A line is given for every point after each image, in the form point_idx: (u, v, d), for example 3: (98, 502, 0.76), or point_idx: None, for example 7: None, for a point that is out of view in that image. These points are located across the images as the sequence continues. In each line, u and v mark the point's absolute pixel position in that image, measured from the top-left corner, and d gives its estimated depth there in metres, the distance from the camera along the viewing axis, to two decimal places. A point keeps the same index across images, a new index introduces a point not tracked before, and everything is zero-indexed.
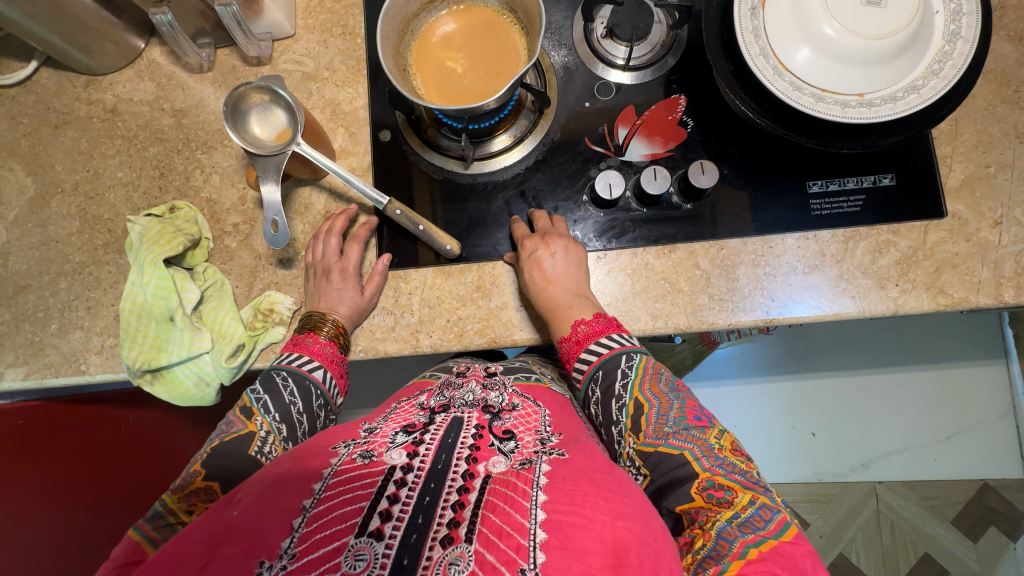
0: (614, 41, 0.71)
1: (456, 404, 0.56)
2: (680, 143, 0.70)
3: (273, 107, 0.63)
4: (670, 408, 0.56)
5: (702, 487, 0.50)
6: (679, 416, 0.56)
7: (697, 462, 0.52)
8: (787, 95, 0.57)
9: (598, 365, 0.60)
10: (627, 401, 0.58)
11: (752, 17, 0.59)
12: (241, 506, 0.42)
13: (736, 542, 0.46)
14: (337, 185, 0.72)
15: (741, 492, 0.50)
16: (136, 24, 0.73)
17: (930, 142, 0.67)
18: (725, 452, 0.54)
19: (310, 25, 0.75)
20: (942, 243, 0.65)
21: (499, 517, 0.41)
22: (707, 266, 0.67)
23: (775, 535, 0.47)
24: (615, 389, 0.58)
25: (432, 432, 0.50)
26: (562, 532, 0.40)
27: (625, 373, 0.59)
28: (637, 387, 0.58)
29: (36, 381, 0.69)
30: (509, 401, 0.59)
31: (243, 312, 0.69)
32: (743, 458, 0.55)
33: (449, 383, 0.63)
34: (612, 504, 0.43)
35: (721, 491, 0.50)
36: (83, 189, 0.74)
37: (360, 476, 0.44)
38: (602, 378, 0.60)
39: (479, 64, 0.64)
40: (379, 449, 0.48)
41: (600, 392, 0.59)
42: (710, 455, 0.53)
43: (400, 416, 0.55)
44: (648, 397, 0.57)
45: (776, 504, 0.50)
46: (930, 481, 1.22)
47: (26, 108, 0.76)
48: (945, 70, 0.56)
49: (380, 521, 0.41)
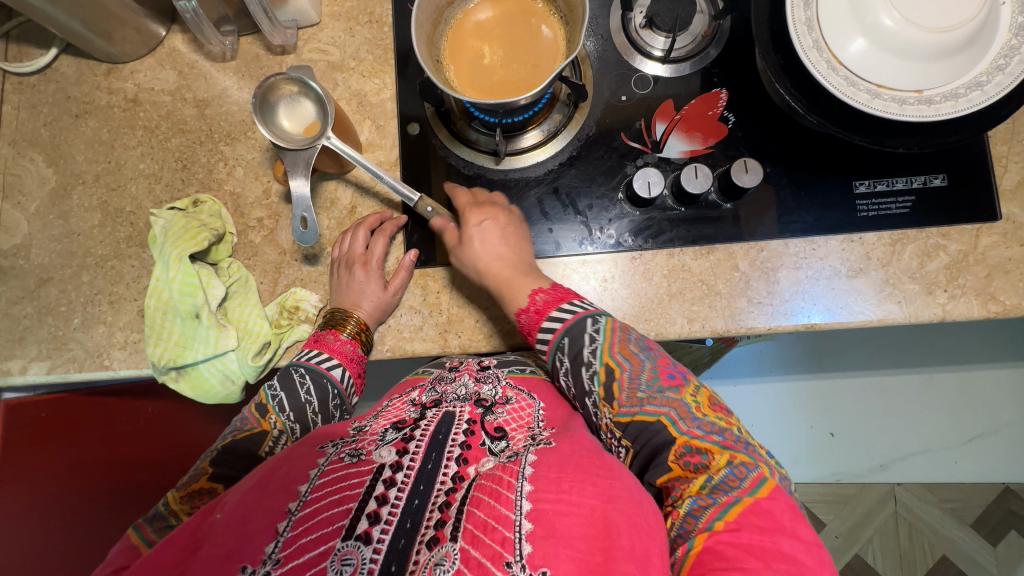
0: (653, 32, 0.68)
1: (447, 399, 0.55)
2: (720, 139, 0.67)
3: (302, 99, 0.62)
4: (642, 369, 0.52)
5: (679, 454, 0.48)
6: (652, 378, 0.52)
7: (675, 426, 0.49)
8: (841, 90, 0.54)
9: (563, 332, 0.55)
10: (597, 367, 0.53)
11: (805, 7, 0.56)
12: (224, 509, 0.41)
13: (704, 514, 0.44)
14: (364, 179, 0.70)
15: (718, 454, 0.47)
16: (157, 10, 0.71)
17: (985, 141, 0.64)
18: (704, 411, 0.50)
19: (335, 12, 0.72)
20: (994, 247, 0.62)
21: (484, 512, 0.39)
22: (746, 267, 0.65)
23: (750, 493, 0.44)
24: (584, 356, 0.54)
25: (423, 427, 0.48)
26: (547, 522, 0.38)
27: (592, 337, 0.54)
28: (606, 352, 0.53)
29: (59, 376, 0.69)
30: (502, 394, 0.57)
31: (268, 309, 0.68)
32: (724, 414, 0.52)
33: (441, 378, 0.60)
34: (601, 489, 0.41)
35: (696, 456, 0.47)
36: (105, 180, 0.73)
37: (348, 475, 0.43)
38: (570, 346, 0.55)
39: (514, 56, 0.61)
40: (369, 447, 0.46)
41: (569, 361, 0.55)
42: (689, 416, 0.49)
43: (390, 413, 0.53)
44: (619, 360, 0.53)
45: (755, 462, 0.47)
46: (952, 483, 1.20)
47: (45, 96, 0.74)
48: (1012, 66, 0.53)
49: (369, 523, 0.39)
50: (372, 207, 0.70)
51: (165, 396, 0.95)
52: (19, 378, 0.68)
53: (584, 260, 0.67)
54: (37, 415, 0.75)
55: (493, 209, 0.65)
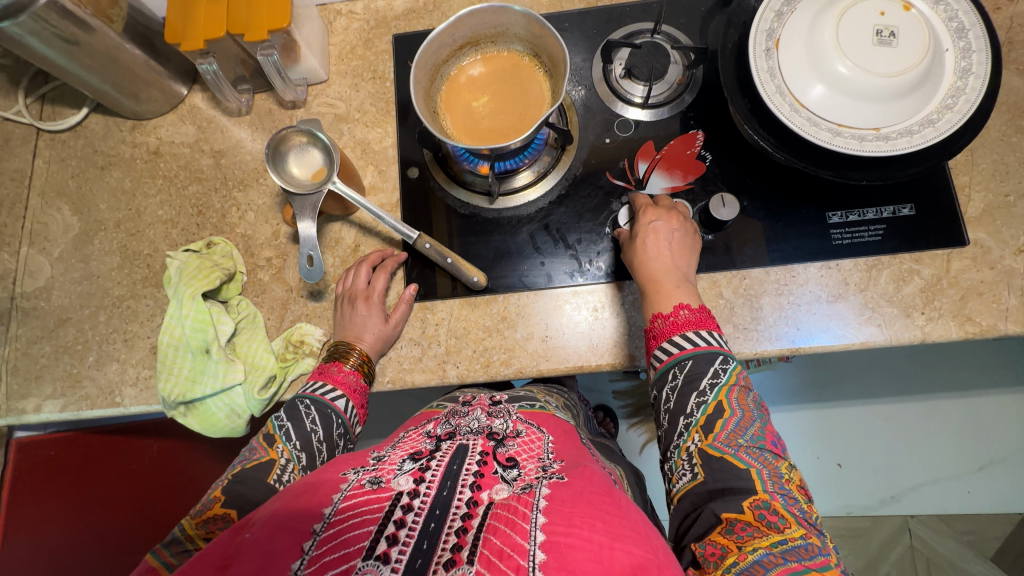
0: (632, 81, 0.74)
1: (461, 431, 0.55)
2: (699, 176, 0.72)
3: (311, 148, 0.68)
4: (751, 424, 0.52)
5: (755, 504, 0.46)
6: (757, 436, 0.51)
7: (761, 483, 0.48)
8: (805, 130, 0.59)
9: (689, 354, 0.55)
10: (709, 400, 0.53)
11: (767, 58, 0.62)
12: (253, 529, 0.41)
13: (774, 569, 0.42)
14: (366, 220, 0.75)
15: (795, 525, 0.46)
16: (180, 72, 0.78)
17: (947, 173, 0.68)
18: (792, 485, 0.49)
19: (342, 70, 0.80)
20: (965, 271, 0.65)
21: (500, 539, 0.40)
22: (730, 295, 0.68)
23: (822, 569, 0.43)
24: (701, 383, 0.54)
25: (439, 458, 0.49)
26: (560, 553, 0.38)
27: (717, 374, 0.54)
28: (724, 391, 0.53)
29: (72, 413, 0.71)
30: (513, 427, 0.57)
31: (275, 344, 0.71)
32: (807, 498, 0.50)
33: (455, 412, 0.60)
34: (610, 526, 0.41)
35: (774, 516, 0.46)
36: (125, 227, 0.77)
37: (367, 501, 0.43)
38: (691, 368, 0.55)
39: (503, 107, 0.68)
40: (388, 475, 0.46)
41: (683, 380, 0.54)
42: (778, 481, 0.48)
43: (407, 443, 0.53)
44: (733, 405, 0.52)
45: (828, 549, 0.45)
46: (966, 515, 1.17)
47: (75, 151, 0.80)
48: (958, 105, 0.58)
49: (387, 545, 0.40)
50: (375, 245, 0.74)
51: (174, 434, 0.97)
52: (33, 416, 0.71)
53: (576, 291, 0.70)
54: (46, 454, 0.77)
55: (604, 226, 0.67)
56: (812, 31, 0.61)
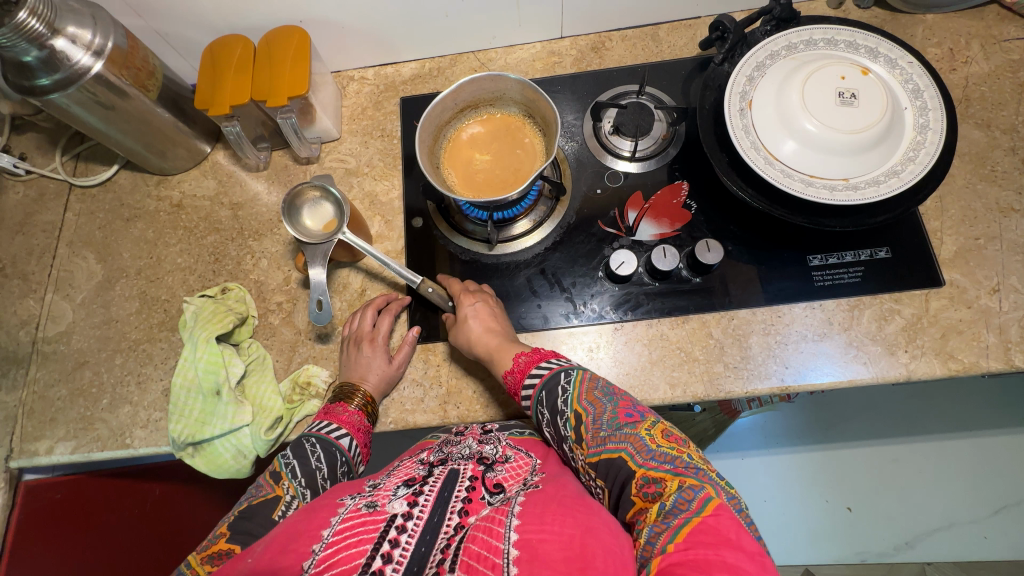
0: (620, 137, 0.80)
1: (454, 457, 0.57)
2: (686, 223, 0.76)
3: (323, 201, 0.73)
4: (604, 411, 0.55)
5: (639, 485, 0.49)
6: (613, 419, 0.54)
7: (633, 460, 0.50)
8: (778, 181, 0.64)
9: (542, 386, 0.60)
10: (568, 414, 0.56)
11: (741, 117, 0.68)
12: (253, 556, 0.44)
13: (658, 539, 0.44)
14: (372, 266, 0.80)
15: (670, 480, 0.48)
16: (205, 131, 0.85)
17: (918, 218, 0.72)
18: (658, 442, 0.51)
19: (353, 129, 0.87)
20: (943, 309, 0.68)
21: (478, 545, 0.42)
22: (719, 335, 0.71)
23: (697, 513, 0.44)
24: (558, 405, 0.58)
25: (431, 484, 0.50)
26: (531, 547, 0.40)
27: (565, 388, 0.58)
28: (575, 399, 0.57)
29: (82, 455, 0.73)
30: (503, 452, 0.59)
31: (283, 385, 0.74)
32: (678, 442, 0.52)
33: (447, 440, 0.62)
34: (580, 520, 0.43)
35: (651, 486, 0.48)
36: (145, 274, 0.82)
37: (364, 523, 0.45)
38: (547, 399, 0.59)
39: (500, 162, 0.74)
40: (383, 499, 0.48)
41: (548, 412, 0.58)
42: (645, 449, 0.51)
43: (402, 471, 0.55)
44: (585, 406, 0.56)
45: (703, 481, 0.47)
46: (987, 563, 1.13)
47: (103, 204, 0.86)
48: (920, 157, 0.63)
49: (382, 561, 0.41)
50: (380, 290, 0.79)
51: (176, 478, 0.97)
52: (44, 458, 0.73)
53: (572, 332, 0.73)
54: (51, 497, 0.78)
55: (481, 294, 0.72)
56: (780, 92, 0.67)
